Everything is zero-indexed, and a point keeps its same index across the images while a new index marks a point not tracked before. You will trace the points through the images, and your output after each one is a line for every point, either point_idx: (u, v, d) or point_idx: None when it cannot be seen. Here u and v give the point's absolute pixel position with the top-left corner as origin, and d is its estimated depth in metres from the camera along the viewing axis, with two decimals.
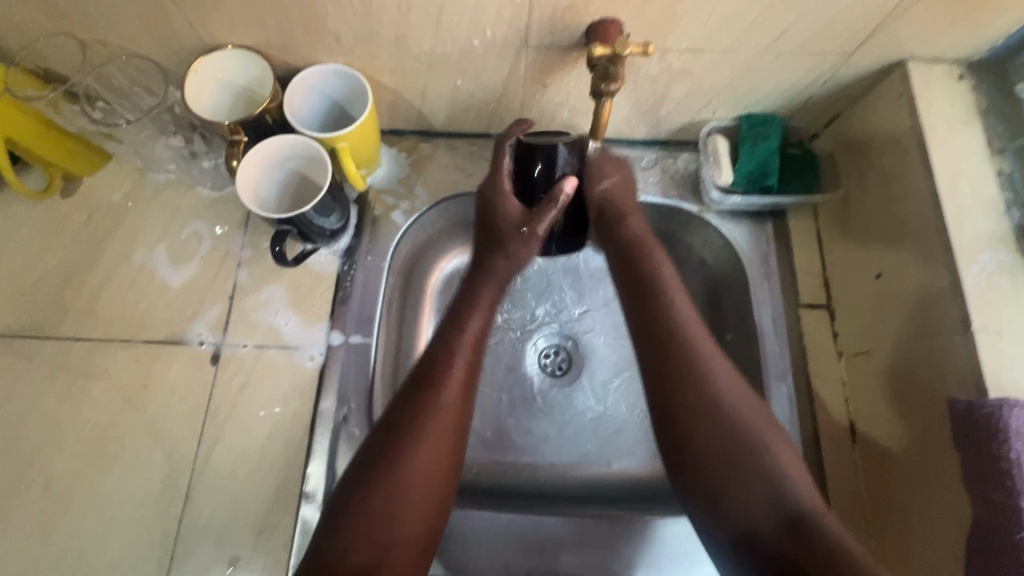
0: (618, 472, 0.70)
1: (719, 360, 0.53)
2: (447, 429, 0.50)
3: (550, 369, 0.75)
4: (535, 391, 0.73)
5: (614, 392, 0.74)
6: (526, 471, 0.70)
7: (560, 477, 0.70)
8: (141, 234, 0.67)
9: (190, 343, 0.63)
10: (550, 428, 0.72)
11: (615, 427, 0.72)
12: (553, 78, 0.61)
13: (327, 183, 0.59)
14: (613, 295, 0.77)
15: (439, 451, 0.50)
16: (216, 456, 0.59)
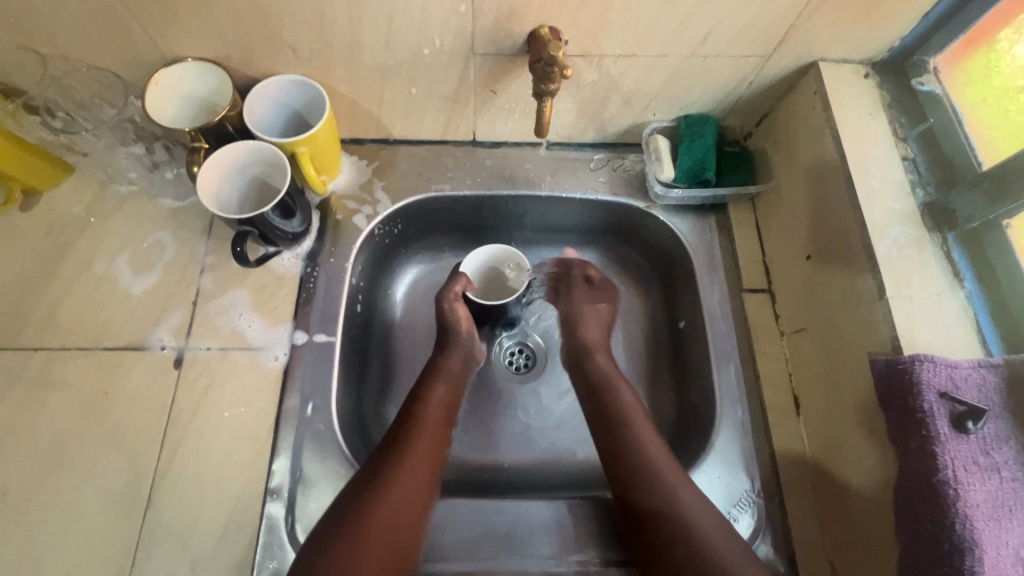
0: (583, 461, 0.72)
1: (681, 476, 0.56)
2: (406, 509, 0.53)
3: (513, 365, 0.78)
4: (501, 388, 0.76)
5: None
6: (494, 465, 0.71)
7: (526, 469, 0.71)
8: (104, 244, 0.68)
9: (152, 349, 0.63)
10: (516, 423, 0.74)
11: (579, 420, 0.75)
12: (501, 84, 0.65)
13: (287, 186, 0.61)
14: None
15: (405, 503, 0.53)
16: (179, 458, 0.59)
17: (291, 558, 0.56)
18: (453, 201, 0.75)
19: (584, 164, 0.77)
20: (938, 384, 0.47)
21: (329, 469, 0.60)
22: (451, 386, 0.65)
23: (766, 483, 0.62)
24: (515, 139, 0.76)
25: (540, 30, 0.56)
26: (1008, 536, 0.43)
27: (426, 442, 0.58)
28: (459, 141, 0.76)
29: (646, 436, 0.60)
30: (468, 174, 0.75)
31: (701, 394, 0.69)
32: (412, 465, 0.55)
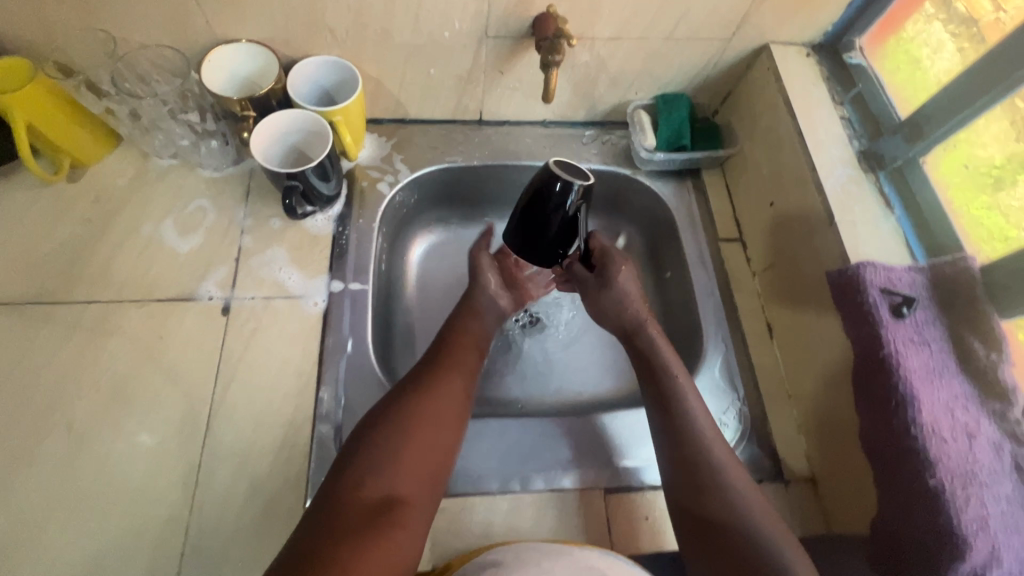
0: (588, 398, 0.81)
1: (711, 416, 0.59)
2: (437, 426, 0.55)
3: (520, 322, 0.85)
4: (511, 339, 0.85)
5: (579, 337, 0.86)
6: (509, 403, 0.79)
7: (539, 405, 0.80)
8: (150, 210, 0.74)
9: (201, 299, 0.69)
10: (527, 368, 0.83)
11: (582, 364, 0.84)
12: (509, 65, 0.76)
13: (329, 149, 0.69)
14: None
15: (440, 416, 0.56)
16: (233, 391, 0.65)
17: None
18: (464, 171, 0.85)
19: (578, 138, 0.88)
20: (879, 282, 0.59)
21: (370, 396, 0.67)
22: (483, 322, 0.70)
23: (749, 394, 0.72)
24: (516, 118, 0.87)
25: (549, 10, 0.67)
26: (938, 391, 0.54)
27: (456, 366, 0.62)
28: (467, 120, 0.86)
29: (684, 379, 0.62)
30: (477, 147, 0.85)
31: (689, 328, 0.79)
32: (443, 387, 0.58)
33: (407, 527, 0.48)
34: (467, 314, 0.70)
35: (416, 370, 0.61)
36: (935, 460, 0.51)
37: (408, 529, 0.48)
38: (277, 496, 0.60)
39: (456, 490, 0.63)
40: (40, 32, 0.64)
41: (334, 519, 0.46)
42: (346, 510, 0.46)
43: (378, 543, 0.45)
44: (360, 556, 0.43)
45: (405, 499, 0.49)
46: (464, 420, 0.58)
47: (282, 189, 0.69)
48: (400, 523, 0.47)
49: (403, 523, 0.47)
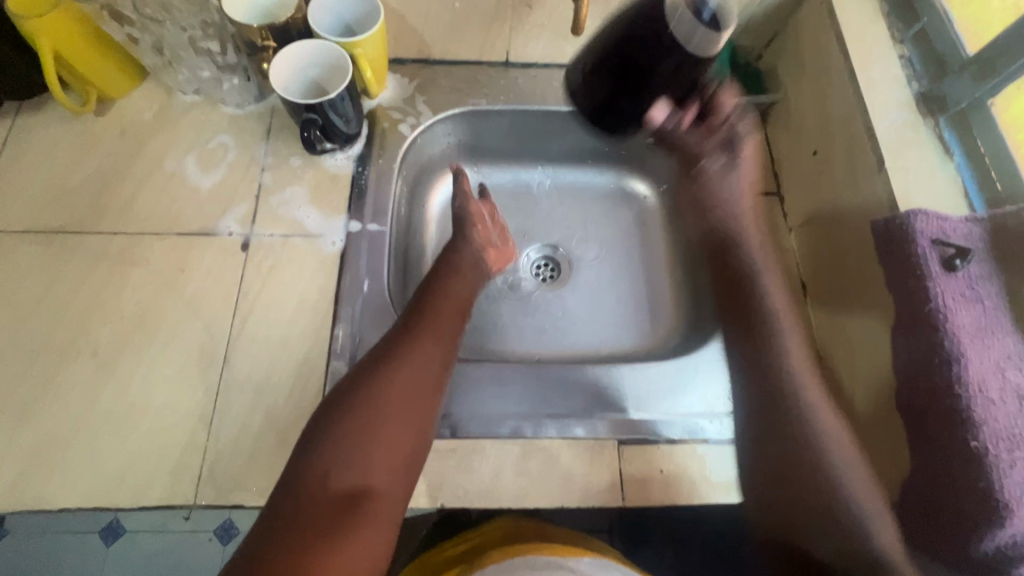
0: (608, 354, 0.79)
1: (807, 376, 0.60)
2: (407, 401, 0.53)
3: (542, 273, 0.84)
4: (530, 291, 0.83)
5: (600, 293, 0.84)
6: (526, 355, 0.78)
7: (556, 356, 0.79)
8: (172, 145, 0.74)
9: (221, 234, 0.70)
10: (546, 321, 0.81)
11: (603, 321, 0.82)
12: None
13: (347, 81, 0.67)
14: (599, 215, 0.89)
15: (413, 399, 0.53)
16: (251, 324, 0.65)
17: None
18: (486, 116, 0.82)
19: None
20: (930, 232, 0.54)
21: None
22: (463, 279, 0.67)
23: None
24: (544, 60, 0.83)
25: None
26: (990, 350, 0.50)
27: (432, 338, 0.58)
28: (492, 62, 0.82)
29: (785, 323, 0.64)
30: (503, 90, 0.82)
31: (717, 285, 0.76)
32: (418, 367, 0.55)
33: (378, 516, 0.47)
34: (446, 273, 0.66)
35: (387, 340, 0.57)
36: (981, 420, 0.48)
37: (378, 520, 0.47)
38: (291, 428, 0.61)
39: (464, 432, 0.62)
40: None
41: (300, 518, 0.45)
42: (311, 505, 0.46)
43: (345, 538, 0.45)
44: (333, 555, 0.43)
45: (375, 490, 0.48)
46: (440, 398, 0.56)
47: (301, 122, 0.68)
48: (365, 521, 0.46)
49: (370, 518, 0.47)
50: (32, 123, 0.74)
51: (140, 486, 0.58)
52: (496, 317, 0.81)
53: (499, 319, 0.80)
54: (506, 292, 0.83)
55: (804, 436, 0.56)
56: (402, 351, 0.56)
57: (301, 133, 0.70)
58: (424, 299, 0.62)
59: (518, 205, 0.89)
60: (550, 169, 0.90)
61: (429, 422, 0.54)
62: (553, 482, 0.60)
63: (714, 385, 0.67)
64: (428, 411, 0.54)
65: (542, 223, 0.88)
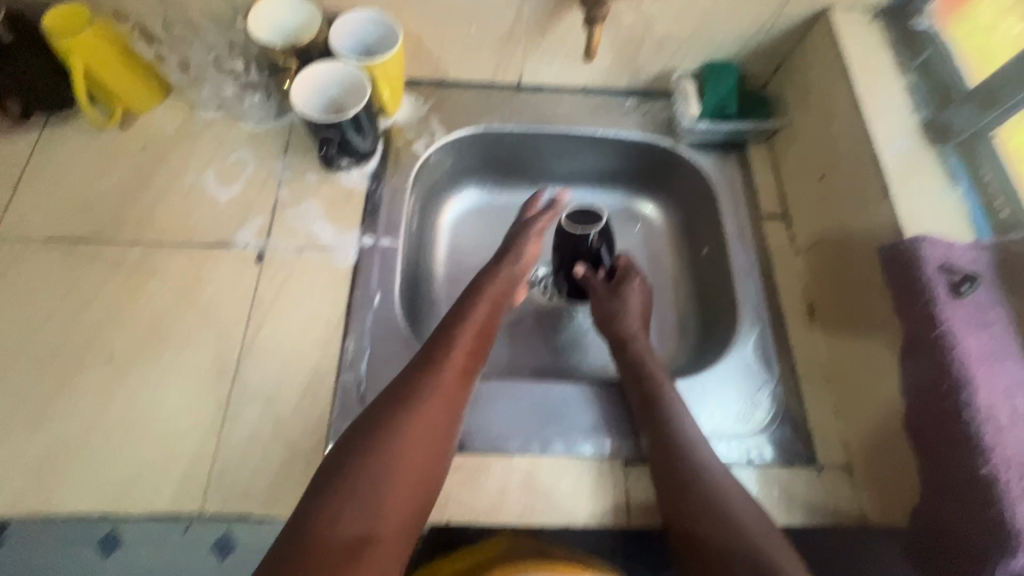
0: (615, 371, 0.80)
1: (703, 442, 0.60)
2: (425, 441, 0.53)
3: (549, 291, 0.84)
4: (538, 308, 0.84)
5: None
6: (533, 372, 0.79)
7: (562, 374, 0.79)
8: (192, 159, 0.76)
9: (236, 246, 0.71)
10: (553, 338, 0.82)
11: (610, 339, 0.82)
12: (550, 25, 0.74)
13: (365, 100, 0.69)
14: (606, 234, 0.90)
15: (429, 438, 0.54)
16: (262, 335, 0.66)
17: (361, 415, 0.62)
18: (499, 137, 0.84)
19: (619, 106, 0.86)
20: (936, 258, 0.54)
21: (395, 350, 0.67)
22: (491, 307, 0.66)
23: (784, 375, 0.69)
24: (555, 85, 0.85)
25: None
26: (998, 376, 0.50)
27: (454, 374, 0.58)
28: (504, 85, 0.85)
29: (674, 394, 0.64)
30: (515, 112, 0.84)
31: (724, 306, 0.76)
32: (436, 405, 0.55)
33: (387, 558, 0.48)
34: (477, 299, 0.66)
35: (409, 372, 0.57)
36: (989, 447, 0.47)
37: (388, 561, 0.48)
38: (299, 439, 0.61)
39: (471, 447, 0.63)
40: None
41: (311, 555, 0.45)
42: (323, 546, 0.46)
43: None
44: None
45: (385, 531, 0.49)
46: (456, 437, 0.57)
47: (320, 138, 0.70)
48: (375, 563, 0.47)
49: (379, 560, 0.47)
50: (60, 135, 0.76)
51: (146, 493, 0.58)
52: (503, 333, 0.81)
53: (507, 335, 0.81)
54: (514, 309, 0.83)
55: (698, 486, 0.56)
56: (421, 388, 0.56)
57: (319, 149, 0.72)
58: (448, 327, 0.62)
59: None
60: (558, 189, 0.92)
61: (443, 462, 0.55)
62: (560, 500, 0.60)
63: (722, 406, 0.67)
64: (443, 449, 0.55)
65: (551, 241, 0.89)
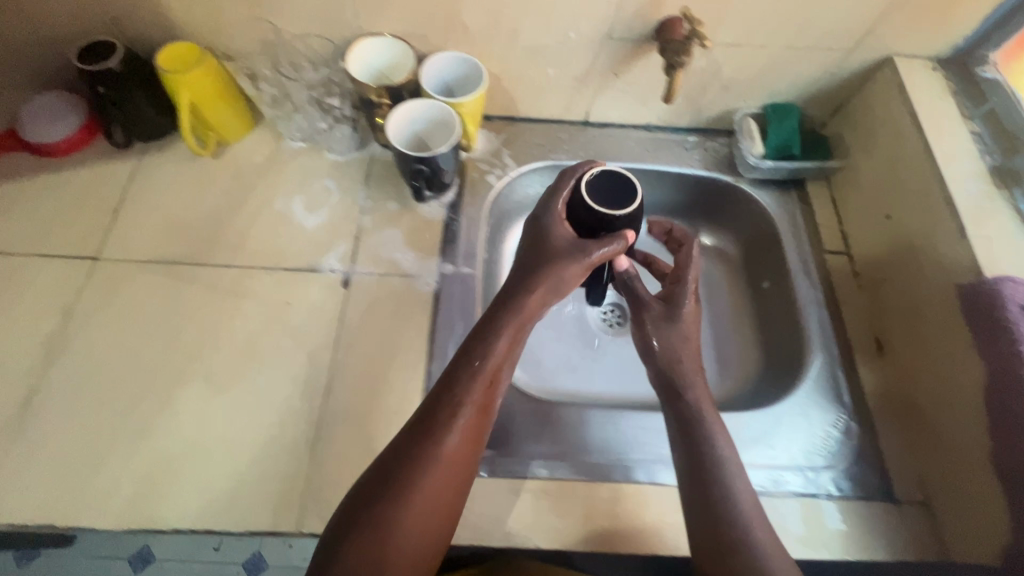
0: None
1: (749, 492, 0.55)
2: (430, 506, 0.48)
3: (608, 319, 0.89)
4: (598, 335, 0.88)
5: None
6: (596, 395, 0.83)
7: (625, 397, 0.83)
8: (280, 187, 0.80)
9: (324, 272, 0.74)
10: (614, 362, 0.86)
11: None
12: (625, 67, 0.78)
13: (456, 137, 0.73)
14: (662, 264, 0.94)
15: (444, 505, 0.50)
16: (351, 359, 0.69)
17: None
18: None
19: (681, 143, 0.89)
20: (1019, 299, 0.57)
21: None
22: (516, 337, 0.55)
23: (856, 409, 0.70)
24: (620, 121, 0.89)
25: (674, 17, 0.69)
26: None
27: (472, 414, 0.52)
28: (572, 121, 0.89)
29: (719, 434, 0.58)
30: (583, 147, 0.88)
31: (789, 338, 0.78)
32: (449, 459, 0.50)
33: None
34: (500, 330, 0.54)
35: (421, 418, 0.51)
36: None
37: None
38: None
39: (554, 470, 0.65)
40: (207, 19, 0.72)
41: None
42: None
43: None
44: None
45: None
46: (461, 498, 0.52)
47: (410, 172, 0.74)
48: None
49: None
50: (157, 162, 0.81)
51: (241, 511, 0.59)
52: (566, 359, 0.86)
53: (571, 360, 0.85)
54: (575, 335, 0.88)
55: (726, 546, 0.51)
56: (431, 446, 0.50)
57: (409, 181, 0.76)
58: (470, 365, 0.53)
59: None
60: None
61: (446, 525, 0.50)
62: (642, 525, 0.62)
63: (798, 438, 0.68)
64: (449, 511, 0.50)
65: None
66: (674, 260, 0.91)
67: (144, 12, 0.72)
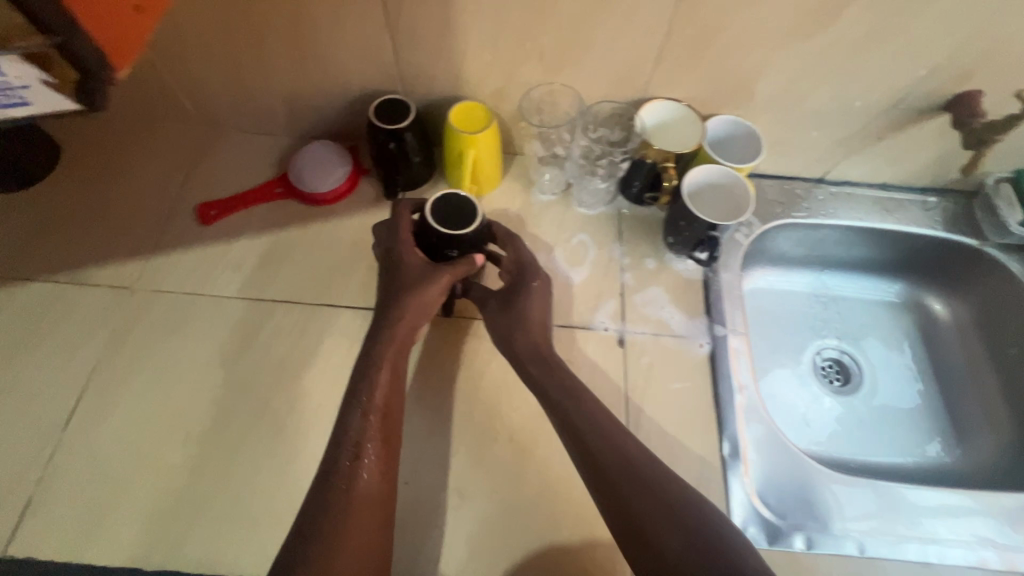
0: (916, 460, 0.83)
1: (688, 499, 0.54)
2: (362, 515, 0.53)
3: (831, 378, 0.90)
4: (821, 391, 0.89)
5: (893, 396, 0.89)
6: (839, 460, 0.83)
7: (867, 460, 0.83)
8: (539, 240, 0.82)
9: (598, 329, 0.75)
10: (846, 419, 0.87)
11: (901, 425, 0.86)
12: (893, 132, 0.78)
13: (750, 205, 0.72)
14: (876, 319, 0.94)
15: (372, 513, 0.54)
16: (644, 422, 0.70)
17: (772, 521, 0.64)
18: (803, 228, 0.88)
19: (920, 204, 0.89)
20: None
21: (763, 444, 0.69)
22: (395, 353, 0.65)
23: None
24: (857, 180, 0.89)
25: (976, 92, 0.70)
26: None
27: (373, 467, 0.56)
28: (806, 177, 0.89)
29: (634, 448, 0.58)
30: (822, 205, 0.88)
31: None
32: (359, 505, 0.53)
33: None
34: (379, 366, 0.63)
35: (347, 462, 0.56)
36: None
37: None
38: None
39: (873, 552, 0.64)
40: (499, 80, 0.74)
41: None
42: None
43: None
44: None
45: None
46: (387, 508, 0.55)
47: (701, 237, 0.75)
48: None
49: None
50: None
51: (577, 573, 0.62)
52: (799, 418, 0.86)
53: (805, 422, 0.86)
54: (798, 391, 0.88)
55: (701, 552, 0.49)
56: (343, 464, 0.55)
57: (692, 245, 0.77)
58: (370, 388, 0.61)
59: (798, 309, 0.94)
60: (826, 276, 0.95)
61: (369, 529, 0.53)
62: None
63: None
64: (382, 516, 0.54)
65: (824, 326, 0.94)
66: (891, 319, 0.94)
67: (438, 71, 0.74)
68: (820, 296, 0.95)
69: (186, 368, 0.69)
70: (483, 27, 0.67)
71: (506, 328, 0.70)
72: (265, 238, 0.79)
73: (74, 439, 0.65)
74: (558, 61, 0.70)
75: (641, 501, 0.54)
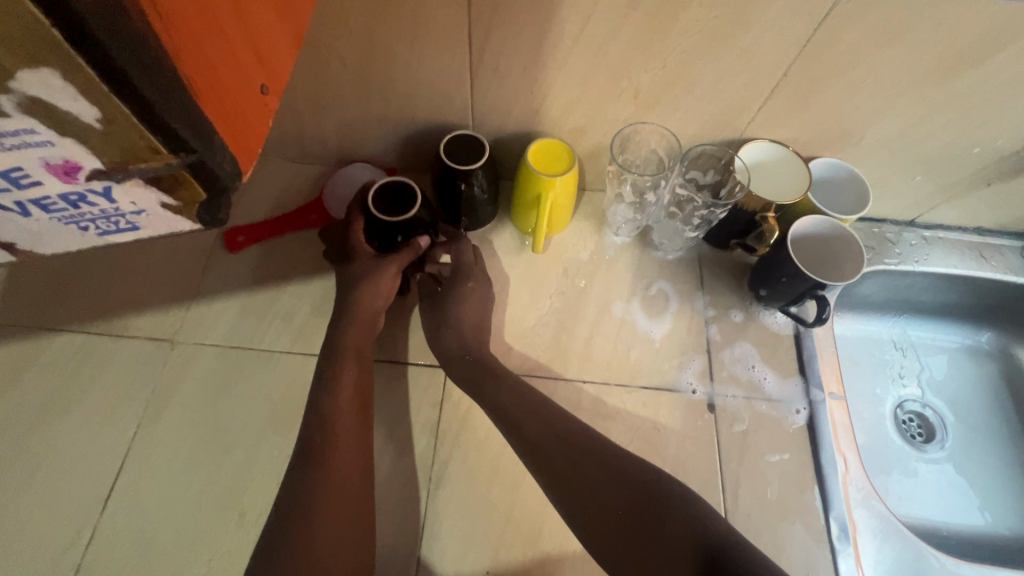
0: (1008, 530, 0.74)
1: (618, 456, 0.55)
2: (337, 489, 0.52)
3: (913, 432, 0.81)
4: (900, 446, 0.79)
5: (977, 454, 0.80)
6: (930, 531, 0.74)
7: (959, 530, 0.74)
8: (614, 288, 0.75)
9: (684, 391, 0.69)
10: (930, 479, 0.78)
11: (991, 490, 0.77)
12: (1004, 178, 0.72)
13: (859, 263, 0.66)
14: (955, 367, 0.86)
15: (344, 487, 0.52)
16: (742, 499, 0.63)
17: None
18: (892, 275, 0.82)
19: (1016, 251, 0.83)
20: None
21: (872, 524, 0.63)
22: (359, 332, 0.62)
23: None
24: (949, 224, 0.83)
25: None
26: None
27: (353, 449, 0.55)
28: (895, 221, 0.84)
29: (557, 413, 0.59)
30: (915, 251, 0.82)
31: None
32: (335, 477, 0.52)
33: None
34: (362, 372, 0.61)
35: (326, 445, 0.54)
36: None
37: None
38: None
39: None
40: (584, 116, 0.67)
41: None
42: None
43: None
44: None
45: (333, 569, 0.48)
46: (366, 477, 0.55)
47: (801, 295, 0.68)
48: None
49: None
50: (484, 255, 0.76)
51: None
52: (884, 480, 0.77)
53: (892, 488, 0.76)
54: (876, 446, 0.79)
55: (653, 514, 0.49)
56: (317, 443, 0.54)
57: (788, 303, 0.71)
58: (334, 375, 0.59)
59: (872, 353, 0.85)
60: (904, 320, 0.87)
61: (355, 506, 0.52)
62: None
63: None
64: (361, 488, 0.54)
65: (901, 372, 0.84)
66: (976, 370, 0.85)
67: (516, 105, 0.67)
68: (899, 342, 0.86)
69: (237, 435, 0.62)
70: (577, 61, 0.60)
71: (437, 325, 0.67)
72: (318, 282, 0.72)
73: (116, 517, 0.58)
74: (653, 98, 0.64)
75: (584, 472, 0.54)
